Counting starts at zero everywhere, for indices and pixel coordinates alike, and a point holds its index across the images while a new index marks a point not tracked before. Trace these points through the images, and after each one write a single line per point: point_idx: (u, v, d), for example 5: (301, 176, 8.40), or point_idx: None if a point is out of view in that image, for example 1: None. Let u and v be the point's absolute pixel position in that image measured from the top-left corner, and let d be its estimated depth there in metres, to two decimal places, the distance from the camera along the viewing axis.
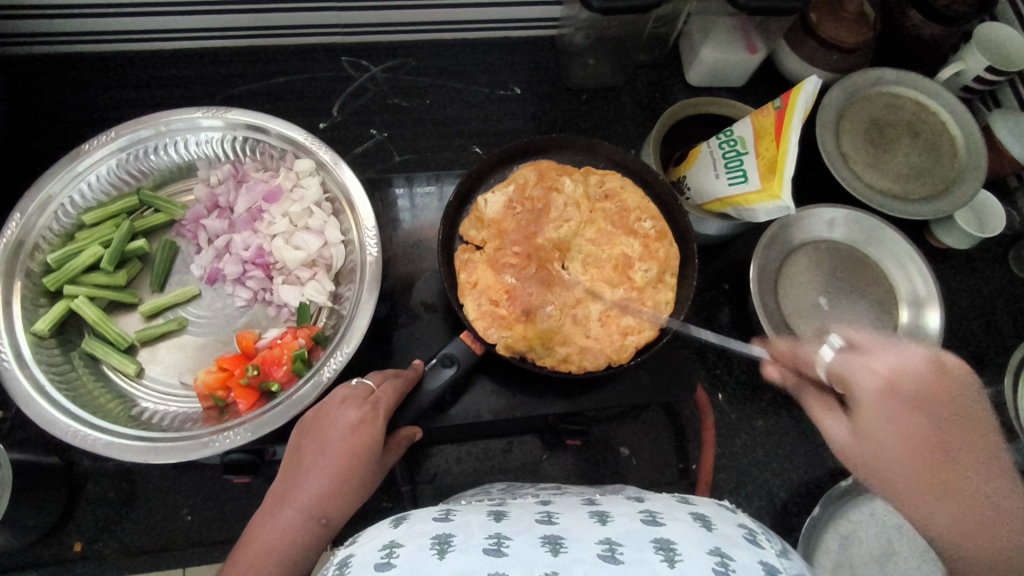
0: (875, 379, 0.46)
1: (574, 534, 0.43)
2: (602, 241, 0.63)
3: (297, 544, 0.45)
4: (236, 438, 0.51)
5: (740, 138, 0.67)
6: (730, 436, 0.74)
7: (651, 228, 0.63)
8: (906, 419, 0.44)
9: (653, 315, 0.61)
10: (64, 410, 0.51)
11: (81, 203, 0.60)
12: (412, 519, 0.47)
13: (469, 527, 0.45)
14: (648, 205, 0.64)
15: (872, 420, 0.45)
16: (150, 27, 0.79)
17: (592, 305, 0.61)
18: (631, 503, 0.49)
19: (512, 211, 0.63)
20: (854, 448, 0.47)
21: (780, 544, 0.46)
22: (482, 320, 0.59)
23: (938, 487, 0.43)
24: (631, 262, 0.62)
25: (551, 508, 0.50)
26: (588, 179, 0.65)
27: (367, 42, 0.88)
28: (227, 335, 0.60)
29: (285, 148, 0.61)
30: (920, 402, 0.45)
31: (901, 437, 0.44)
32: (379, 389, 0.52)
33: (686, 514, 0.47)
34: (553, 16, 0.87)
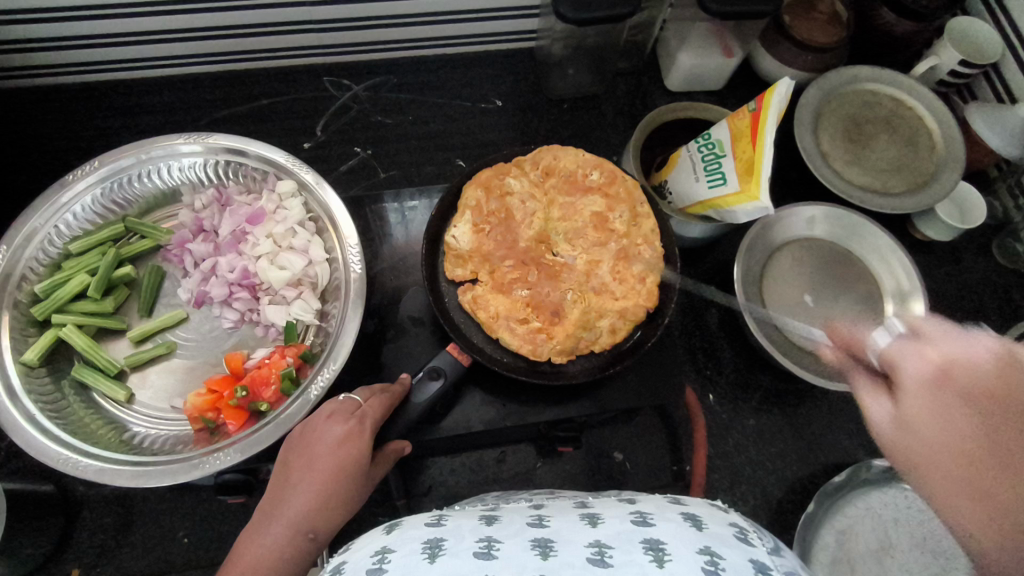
0: (921, 364, 0.37)
1: (564, 537, 0.44)
2: (569, 212, 0.65)
3: (286, 560, 0.45)
4: (226, 459, 0.52)
5: (718, 142, 0.67)
6: (723, 436, 0.75)
7: (600, 173, 0.66)
8: (956, 417, 0.34)
9: (652, 249, 0.63)
10: (55, 438, 0.52)
11: (66, 232, 0.60)
12: (405, 526, 0.48)
13: (460, 531, 0.46)
14: (589, 158, 0.67)
15: (916, 406, 0.36)
16: (133, 56, 0.80)
17: (601, 266, 0.63)
18: (622, 506, 0.49)
19: (484, 234, 0.63)
20: (898, 440, 0.37)
21: (772, 543, 0.46)
22: (525, 342, 0.60)
23: (988, 504, 0.32)
24: (604, 212, 0.64)
25: (543, 512, 0.51)
26: (524, 169, 0.67)
27: (348, 62, 0.89)
28: (216, 357, 0.61)
29: (266, 170, 0.62)
30: (977, 394, 0.35)
31: (945, 430, 0.34)
32: (366, 404, 0.53)
33: (676, 515, 0.47)
34: (530, 29, 0.89)
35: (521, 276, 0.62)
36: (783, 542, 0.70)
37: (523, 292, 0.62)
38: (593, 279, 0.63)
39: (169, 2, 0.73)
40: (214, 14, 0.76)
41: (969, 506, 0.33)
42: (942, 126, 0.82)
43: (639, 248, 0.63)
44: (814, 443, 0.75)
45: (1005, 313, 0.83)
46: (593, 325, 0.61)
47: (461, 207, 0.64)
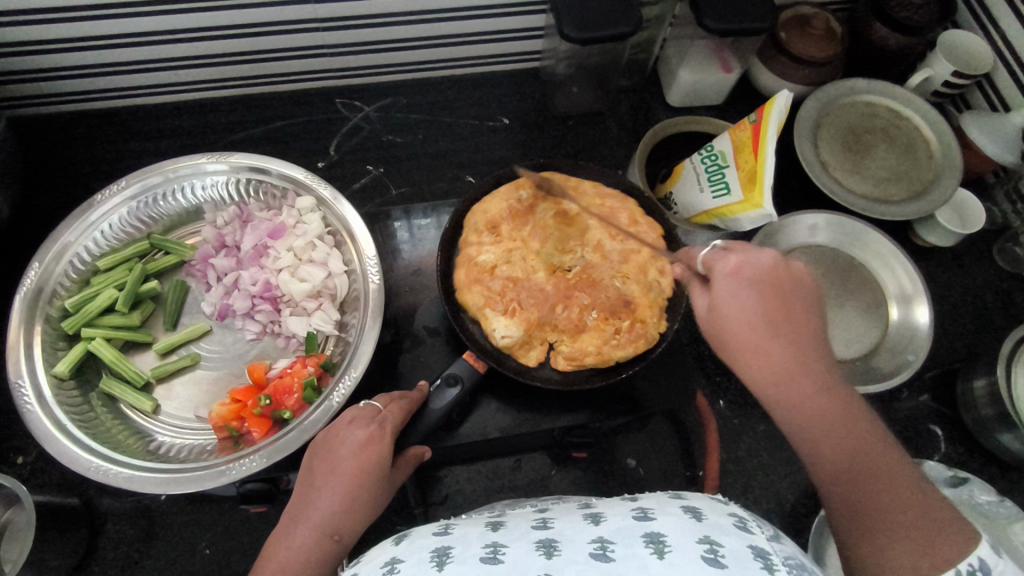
0: (726, 262, 0.49)
1: (568, 537, 0.45)
2: (533, 229, 0.66)
3: (310, 563, 0.47)
4: (251, 464, 0.53)
5: (721, 153, 0.70)
6: (734, 441, 0.76)
7: (525, 185, 0.68)
8: (741, 296, 0.48)
9: (611, 199, 0.69)
10: (86, 447, 0.53)
11: (95, 249, 0.63)
12: (413, 535, 0.49)
13: (467, 538, 0.47)
14: (505, 189, 0.68)
15: (724, 298, 0.48)
16: (154, 82, 0.84)
17: (609, 240, 0.66)
18: (624, 503, 0.50)
19: (518, 313, 0.62)
20: (708, 323, 0.50)
21: (772, 531, 0.47)
22: (633, 337, 0.62)
23: (769, 366, 0.47)
24: (566, 205, 0.68)
25: (547, 514, 0.52)
26: (477, 244, 0.66)
27: (359, 84, 0.92)
28: (238, 368, 0.62)
29: (287, 187, 0.64)
30: (761, 282, 0.48)
31: (736, 309, 0.48)
32: (386, 410, 0.54)
33: (677, 509, 0.48)
34: (536, 49, 0.92)
35: (574, 302, 0.63)
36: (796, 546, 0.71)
37: (593, 315, 0.63)
38: (622, 251, 0.66)
39: (191, 29, 0.76)
40: (232, 41, 0.79)
41: (754, 364, 0.47)
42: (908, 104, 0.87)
43: (623, 208, 0.68)
44: None
45: (1009, 316, 0.84)
46: (644, 281, 0.65)
47: (478, 314, 0.63)
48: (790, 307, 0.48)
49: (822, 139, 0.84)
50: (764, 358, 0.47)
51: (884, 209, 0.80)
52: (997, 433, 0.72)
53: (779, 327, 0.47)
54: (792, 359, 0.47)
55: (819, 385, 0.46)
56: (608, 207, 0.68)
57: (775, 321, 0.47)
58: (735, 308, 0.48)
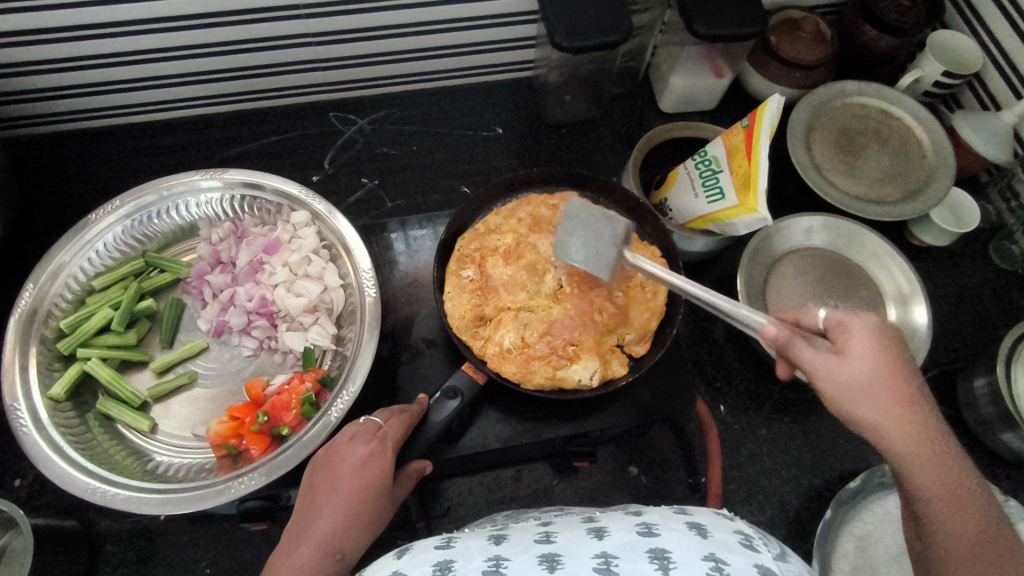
0: (862, 323, 0.47)
1: (572, 551, 0.45)
2: (501, 285, 0.64)
3: None
4: (250, 483, 0.53)
5: (715, 158, 0.70)
6: (736, 446, 0.75)
7: (459, 268, 0.65)
8: (884, 353, 0.46)
9: (517, 208, 0.69)
10: (83, 468, 0.53)
11: (90, 269, 0.62)
12: (415, 549, 0.48)
13: (470, 552, 0.46)
14: (450, 283, 0.65)
15: (864, 354, 0.46)
16: (147, 100, 0.84)
17: (556, 236, 0.67)
18: (629, 518, 0.50)
19: (580, 349, 0.61)
20: (847, 381, 0.46)
21: (778, 548, 0.47)
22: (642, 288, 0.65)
23: (903, 418, 0.45)
24: (495, 245, 0.66)
25: (550, 528, 0.51)
26: (484, 331, 0.63)
27: (353, 98, 0.92)
28: (235, 386, 0.62)
29: (281, 203, 0.64)
30: (892, 340, 0.47)
31: (872, 365, 0.46)
32: (386, 424, 0.54)
33: (682, 524, 0.48)
34: (527, 58, 0.92)
35: (600, 302, 0.63)
36: (801, 551, 0.70)
37: (618, 295, 0.65)
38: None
39: (183, 48, 0.76)
40: (224, 57, 0.79)
41: (891, 420, 0.45)
42: (892, 103, 0.87)
43: (537, 206, 0.68)
44: (827, 450, 0.75)
45: (1007, 315, 0.84)
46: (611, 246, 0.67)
47: (556, 381, 0.60)
48: (913, 364, 0.47)
49: (827, 173, 0.83)
50: (904, 415, 0.45)
51: (888, 212, 0.80)
52: (999, 432, 0.72)
53: (911, 395, 0.45)
54: (920, 415, 0.45)
55: (945, 443, 0.46)
56: (529, 212, 0.68)
57: (908, 376, 0.46)
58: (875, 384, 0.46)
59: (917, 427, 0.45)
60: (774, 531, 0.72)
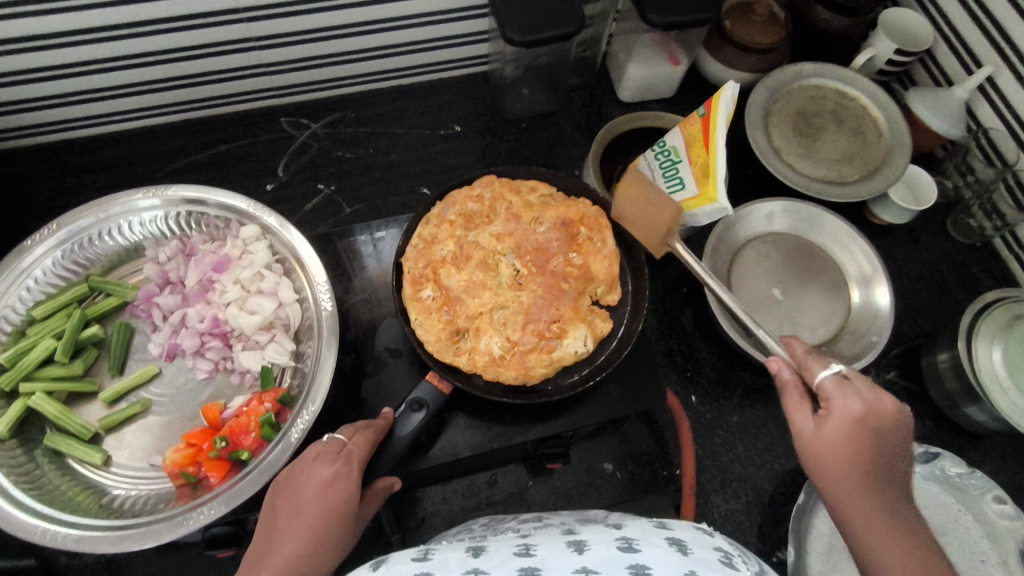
0: (850, 403, 0.46)
1: (551, 565, 0.44)
2: (463, 293, 0.63)
3: None
4: (210, 513, 0.51)
5: (674, 148, 0.70)
6: (709, 436, 0.75)
7: (416, 291, 0.62)
8: (858, 437, 0.45)
9: (445, 209, 0.67)
10: (31, 510, 0.50)
11: (29, 298, 0.59)
12: (391, 560, 0.47)
13: (448, 566, 0.45)
14: (413, 308, 0.62)
15: (832, 430, 0.46)
16: (86, 115, 0.80)
17: (491, 226, 0.66)
18: (609, 531, 0.50)
19: (563, 322, 0.62)
20: (811, 445, 0.47)
21: (755, 567, 0.48)
22: (590, 247, 0.65)
23: (860, 495, 0.44)
24: (440, 256, 0.64)
25: (529, 541, 0.50)
26: (463, 346, 0.61)
27: (304, 101, 0.89)
28: (192, 411, 0.59)
29: (229, 217, 0.62)
30: (876, 431, 0.45)
31: (836, 443, 0.45)
32: (351, 442, 0.53)
33: (662, 540, 0.47)
34: (482, 53, 0.90)
35: (562, 270, 0.64)
36: (777, 534, 0.71)
37: (574, 256, 0.65)
38: (508, 213, 0.66)
39: (121, 57, 0.73)
40: (166, 66, 0.76)
41: (843, 491, 0.45)
42: (847, 84, 0.87)
43: (463, 202, 0.66)
44: None
45: (967, 288, 0.86)
46: (545, 211, 0.67)
47: (555, 360, 0.61)
48: (893, 464, 0.45)
49: (792, 159, 0.82)
50: (863, 497, 0.44)
51: (848, 193, 0.80)
52: (963, 406, 0.73)
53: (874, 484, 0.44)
54: (876, 503, 0.44)
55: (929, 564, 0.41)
56: (456, 212, 0.66)
57: (878, 469, 0.45)
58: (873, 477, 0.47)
59: (871, 514, 0.44)
60: (750, 518, 0.72)
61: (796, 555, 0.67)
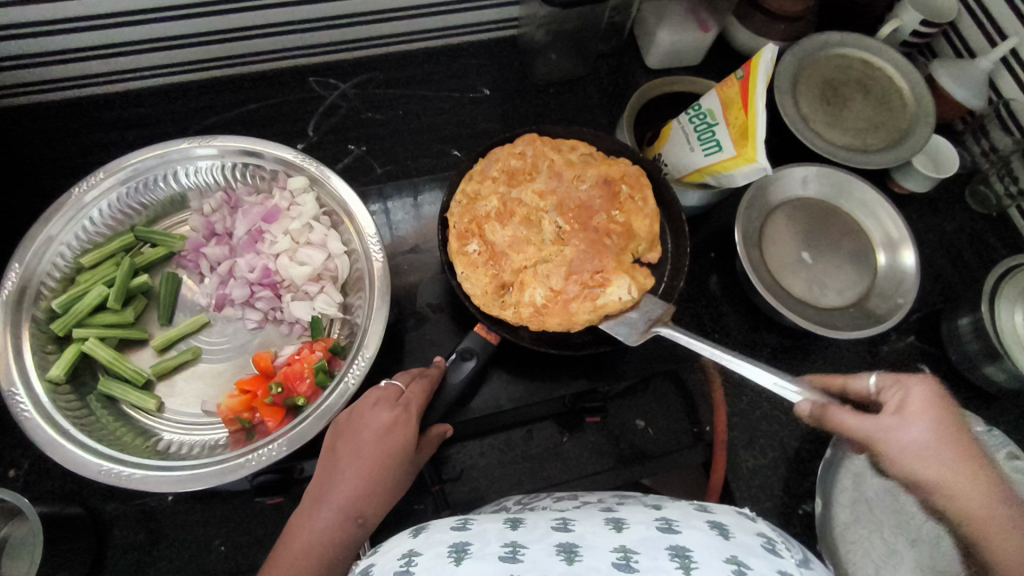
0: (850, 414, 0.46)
1: (590, 542, 0.43)
2: (508, 248, 0.63)
3: (336, 544, 0.46)
4: (271, 453, 0.51)
5: (710, 111, 0.70)
6: (736, 395, 0.77)
7: (462, 245, 0.63)
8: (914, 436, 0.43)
9: (488, 165, 0.67)
10: (92, 450, 0.51)
11: (78, 246, 0.59)
12: (431, 528, 0.47)
13: (486, 535, 0.45)
14: (459, 261, 0.63)
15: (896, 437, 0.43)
16: (115, 69, 0.79)
17: (533, 182, 0.66)
18: (648, 511, 0.49)
19: (607, 274, 0.62)
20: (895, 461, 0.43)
21: (800, 555, 0.48)
22: (630, 203, 0.66)
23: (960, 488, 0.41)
24: (484, 212, 0.65)
25: (568, 516, 0.50)
26: (509, 299, 0.62)
27: (333, 61, 0.89)
28: (242, 359, 0.60)
29: (277, 169, 0.61)
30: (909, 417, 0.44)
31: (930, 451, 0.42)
32: (409, 389, 0.53)
33: (704, 523, 0.47)
34: (512, 16, 0.90)
35: (605, 227, 0.65)
36: (803, 488, 0.74)
37: (616, 214, 0.65)
38: (550, 171, 0.67)
39: (157, 9, 0.72)
40: (199, 21, 0.75)
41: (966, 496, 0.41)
42: (873, 54, 0.89)
43: (505, 159, 0.67)
44: None
45: (984, 256, 0.88)
46: (585, 169, 0.67)
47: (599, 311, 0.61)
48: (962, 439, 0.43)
49: (819, 126, 0.84)
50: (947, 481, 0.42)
51: (874, 160, 0.81)
52: (983, 367, 0.76)
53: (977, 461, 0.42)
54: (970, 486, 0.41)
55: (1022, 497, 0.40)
56: (499, 168, 0.67)
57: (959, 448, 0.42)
58: (926, 426, 0.43)
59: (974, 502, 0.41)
60: (777, 473, 0.74)
61: (823, 509, 0.70)
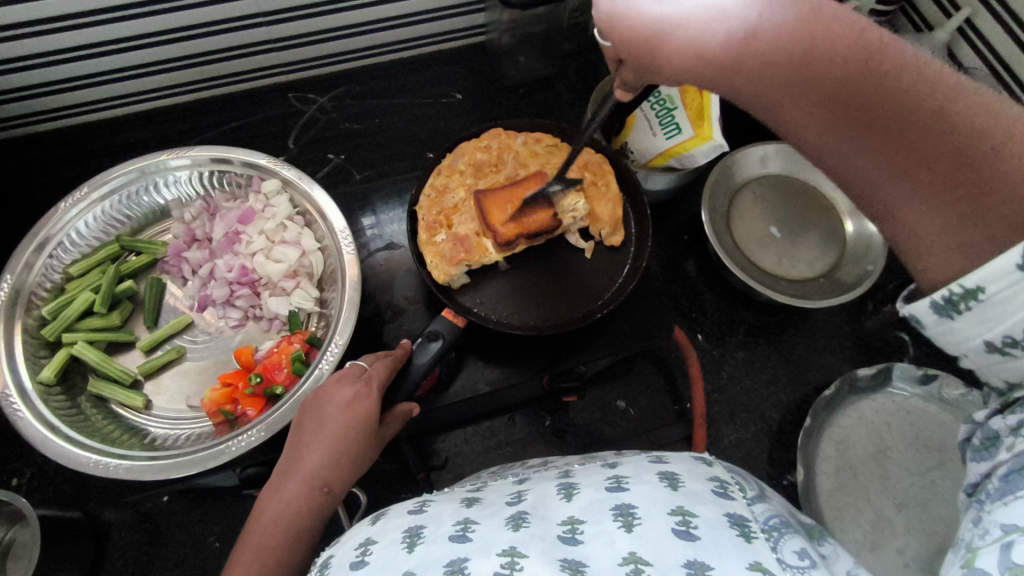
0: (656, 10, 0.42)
1: (541, 512, 0.42)
2: (475, 235, 0.65)
3: (303, 512, 0.49)
4: (249, 439, 0.54)
5: (669, 96, 0.72)
6: (716, 372, 0.79)
7: (431, 235, 0.65)
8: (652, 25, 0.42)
9: (455, 159, 0.70)
10: (82, 445, 0.53)
11: (66, 257, 0.62)
12: (390, 514, 0.47)
13: (440, 517, 0.44)
14: (428, 250, 0.65)
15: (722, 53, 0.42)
16: (102, 97, 0.83)
17: (500, 174, 0.69)
18: (602, 472, 0.48)
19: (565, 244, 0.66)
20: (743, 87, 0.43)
21: (754, 492, 0.45)
22: (590, 190, 0.68)
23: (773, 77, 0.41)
24: (452, 204, 0.68)
25: (523, 487, 0.49)
26: None
27: (310, 77, 0.93)
28: (225, 356, 0.62)
29: (251, 174, 0.64)
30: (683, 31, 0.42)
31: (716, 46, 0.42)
32: (370, 367, 0.54)
33: (653, 476, 0.45)
34: (480, 23, 0.94)
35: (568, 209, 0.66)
36: (786, 459, 0.74)
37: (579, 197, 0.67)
38: (516, 161, 0.70)
39: (136, 37, 0.76)
40: (177, 45, 0.79)
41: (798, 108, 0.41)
42: None
43: (471, 152, 0.70)
44: (802, 367, 0.79)
45: None
46: (547, 160, 0.70)
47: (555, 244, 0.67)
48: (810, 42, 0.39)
49: None
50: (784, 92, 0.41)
51: None
52: None
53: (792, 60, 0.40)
54: (800, 61, 0.39)
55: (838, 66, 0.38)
56: (466, 161, 0.69)
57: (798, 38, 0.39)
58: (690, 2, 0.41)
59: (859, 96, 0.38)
60: (760, 446, 0.75)
61: (805, 478, 0.71)
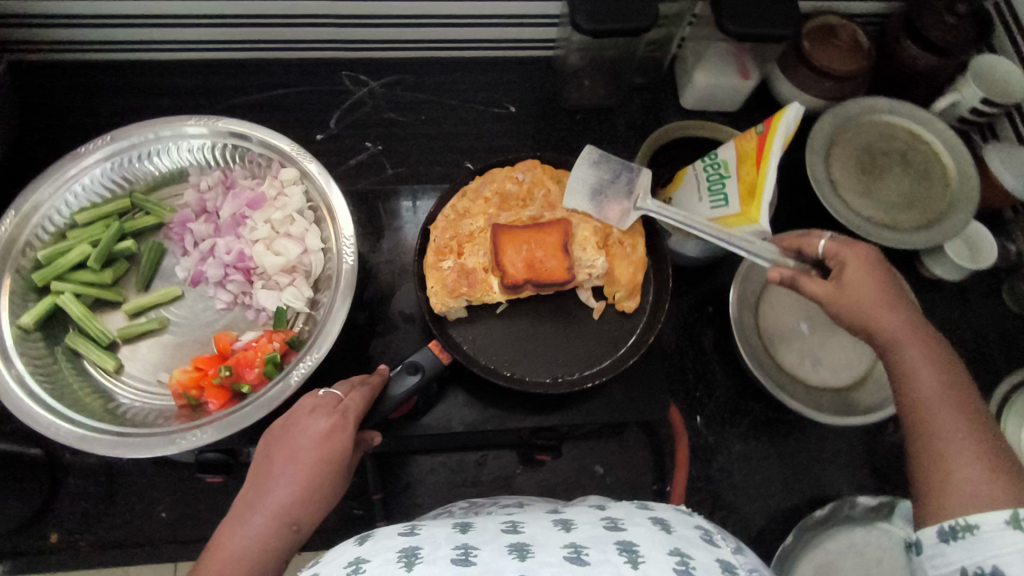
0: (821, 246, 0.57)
1: (541, 541, 0.40)
2: (481, 272, 0.62)
3: (267, 552, 0.47)
4: (203, 436, 0.52)
5: (723, 162, 0.66)
6: (707, 459, 0.74)
7: (439, 260, 0.63)
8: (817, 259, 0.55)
9: (483, 185, 0.66)
10: (40, 402, 0.53)
11: (75, 205, 0.62)
12: (379, 534, 0.43)
13: (435, 540, 0.41)
14: (431, 276, 0.62)
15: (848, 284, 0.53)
16: (157, 38, 0.83)
17: (525, 210, 0.65)
18: (594, 510, 0.46)
19: None
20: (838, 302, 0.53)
21: (735, 543, 0.45)
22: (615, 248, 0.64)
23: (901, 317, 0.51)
24: (468, 231, 0.64)
25: (515, 518, 0.46)
26: None
27: (366, 58, 0.90)
28: (204, 336, 0.61)
29: (270, 157, 0.63)
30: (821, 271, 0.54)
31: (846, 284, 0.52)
32: (348, 398, 0.53)
33: (646, 518, 0.43)
34: (550, 37, 0.89)
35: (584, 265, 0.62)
36: None
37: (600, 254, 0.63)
38: (544, 201, 0.66)
39: None
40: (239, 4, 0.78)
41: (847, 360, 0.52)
42: (923, 126, 0.82)
43: (500, 182, 0.66)
44: (798, 477, 0.74)
45: (1011, 356, 0.82)
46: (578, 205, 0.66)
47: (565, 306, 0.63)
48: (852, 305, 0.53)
49: (848, 195, 0.78)
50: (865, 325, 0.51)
51: (897, 239, 0.76)
52: None
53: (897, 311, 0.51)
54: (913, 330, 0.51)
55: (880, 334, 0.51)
56: (493, 189, 0.66)
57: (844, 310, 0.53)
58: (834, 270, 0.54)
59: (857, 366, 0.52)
60: None
61: None
